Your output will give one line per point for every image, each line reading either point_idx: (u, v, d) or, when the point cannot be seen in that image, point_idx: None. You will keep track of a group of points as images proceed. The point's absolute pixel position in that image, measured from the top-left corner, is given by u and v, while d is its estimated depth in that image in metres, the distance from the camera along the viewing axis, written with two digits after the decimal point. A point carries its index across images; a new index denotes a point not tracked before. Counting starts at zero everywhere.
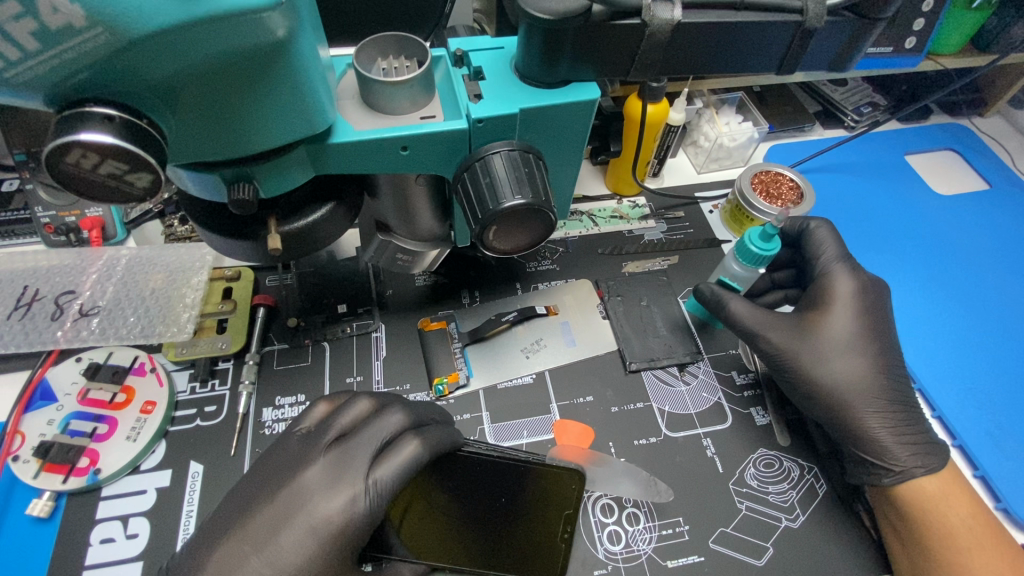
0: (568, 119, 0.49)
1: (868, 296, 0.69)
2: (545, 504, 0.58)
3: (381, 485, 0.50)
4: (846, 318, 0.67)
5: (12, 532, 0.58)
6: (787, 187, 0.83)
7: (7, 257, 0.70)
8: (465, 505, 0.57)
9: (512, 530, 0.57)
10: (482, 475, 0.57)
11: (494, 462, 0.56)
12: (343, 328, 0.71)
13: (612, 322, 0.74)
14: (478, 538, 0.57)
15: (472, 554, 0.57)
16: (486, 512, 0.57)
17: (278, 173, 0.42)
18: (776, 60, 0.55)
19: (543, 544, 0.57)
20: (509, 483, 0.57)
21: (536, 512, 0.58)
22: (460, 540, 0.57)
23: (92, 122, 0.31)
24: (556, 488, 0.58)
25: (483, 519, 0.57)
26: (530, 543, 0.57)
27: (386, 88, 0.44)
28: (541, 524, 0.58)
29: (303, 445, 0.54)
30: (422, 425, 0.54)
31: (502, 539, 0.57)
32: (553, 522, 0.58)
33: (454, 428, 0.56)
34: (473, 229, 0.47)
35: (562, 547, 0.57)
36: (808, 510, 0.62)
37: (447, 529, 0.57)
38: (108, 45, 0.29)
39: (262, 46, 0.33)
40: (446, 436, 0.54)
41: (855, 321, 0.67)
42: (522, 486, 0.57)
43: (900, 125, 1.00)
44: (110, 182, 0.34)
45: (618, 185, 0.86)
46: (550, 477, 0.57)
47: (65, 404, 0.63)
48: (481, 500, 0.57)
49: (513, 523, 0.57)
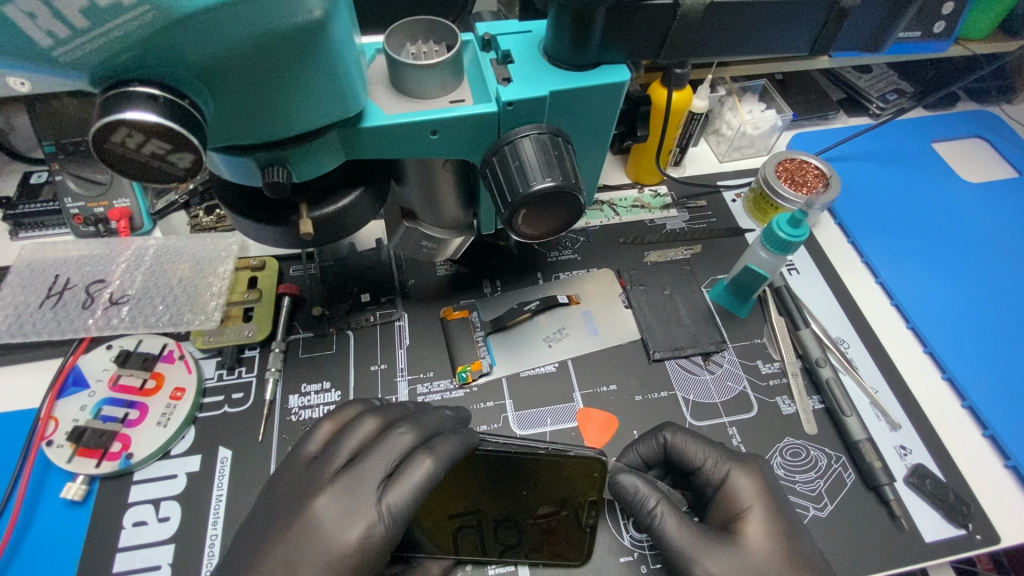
0: (596, 101, 0.48)
1: (777, 502, 0.57)
2: (568, 495, 0.58)
3: (395, 511, 0.50)
4: (771, 532, 0.55)
5: (47, 515, 0.59)
6: (812, 174, 0.82)
7: (38, 247, 0.71)
8: (488, 496, 0.58)
9: (537, 518, 0.57)
10: (498, 471, 0.58)
11: (512, 460, 0.57)
12: (367, 317, 0.72)
13: (635, 311, 0.73)
14: (505, 529, 0.57)
15: (501, 545, 0.57)
16: (509, 502, 0.57)
17: (310, 156, 0.42)
18: (809, 40, 0.55)
19: (566, 533, 0.57)
20: (530, 476, 0.58)
21: (559, 502, 0.58)
22: (486, 532, 0.57)
23: (137, 101, 0.31)
24: (576, 478, 0.58)
25: (504, 510, 0.57)
26: (555, 530, 0.57)
27: (417, 72, 0.44)
28: (566, 512, 0.58)
29: (313, 468, 0.54)
30: (433, 441, 0.54)
31: (527, 527, 0.57)
32: (576, 509, 0.58)
33: (470, 431, 0.56)
34: (502, 214, 0.46)
35: (586, 532, 0.57)
36: (837, 499, 0.62)
37: (472, 520, 0.57)
38: (154, 23, 0.29)
39: (301, 26, 0.33)
40: (460, 445, 0.54)
41: (778, 539, 0.54)
42: (542, 478, 0.58)
43: (925, 112, 0.98)
44: (152, 162, 0.34)
45: (640, 174, 0.85)
46: (573, 468, 0.58)
47: (97, 390, 0.64)
48: (502, 491, 0.58)
49: (537, 513, 0.57)
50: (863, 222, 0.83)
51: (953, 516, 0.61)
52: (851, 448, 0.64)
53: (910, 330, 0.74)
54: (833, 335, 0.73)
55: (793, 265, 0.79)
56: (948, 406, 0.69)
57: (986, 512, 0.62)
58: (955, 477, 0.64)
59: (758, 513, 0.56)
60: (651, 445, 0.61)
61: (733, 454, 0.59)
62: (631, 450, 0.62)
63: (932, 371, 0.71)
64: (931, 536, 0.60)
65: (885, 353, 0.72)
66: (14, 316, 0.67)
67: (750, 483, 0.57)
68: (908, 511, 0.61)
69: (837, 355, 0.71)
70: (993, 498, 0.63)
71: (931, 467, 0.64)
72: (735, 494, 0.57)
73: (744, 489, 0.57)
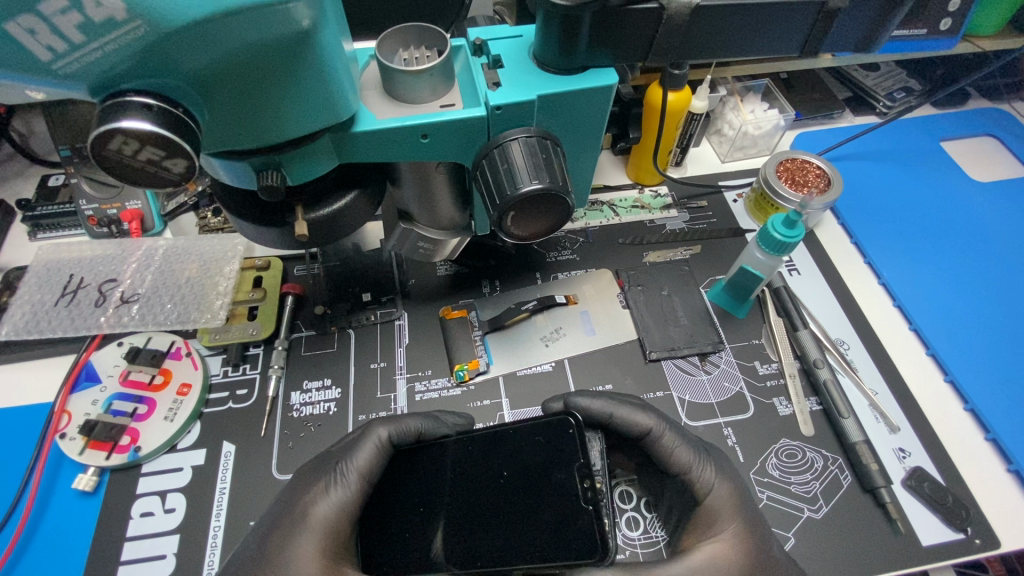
0: (585, 105, 0.49)
1: (749, 507, 0.57)
2: (550, 464, 0.54)
3: (348, 473, 0.56)
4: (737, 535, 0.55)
5: (60, 504, 0.62)
6: (814, 174, 0.81)
7: (54, 247, 0.74)
8: (474, 487, 0.55)
9: (534, 502, 0.53)
10: (478, 459, 0.56)
11: (482, 439, 0.56)
12: (367, 316, 0.73)
13: (633, 312, 0.74)
14: (508, 525, 0.52)
15: (510, 547, 0.51)
16: (498, 492, 0.54)
17: (303, 160, 0.43)
18: (800, 41, 0.55)
19: (571, 517, 0.51)
20: (507, 453, 0.55)
21: (545, 478, 0.53)
22: (488, 533, 0.53)
23: (132, 111, 0.33)
24: (554, 446, 0.54)
25: (500, 501, 0.54)
26: (556, 515, 0.51)
27: (407, 77, 0.45)
28: (558, 487, 0.52)
29: (319, 467, 0.59)
30: (392, 418, 0.61)
31: (529, 516, 0.52)
32: (569, 482, 0.52)
33: (437, 420, 0.63)
34: (492, 216, 0.47)
35: (589, 510, 0.50)
36: (832, 501, 0.61)
37: (471, 515, 0.54)
38: (146, 36, 0.30)
39: (289, 36, 0.34)
40: (416, 424, 0.61)
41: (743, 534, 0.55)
42: (517, 449, 0.55)
43: (934, 110, 0.96)
44: (149, 167, 0.36)
45: (640, 174, 0.86)
46: (544, 437, 0.54)
47: (108, 385, 0.67)
48: (484, 475, 0.55)
49: (531, 493, 0.53)
50: (867, 223, 0.82)
51: (951, 519, 0.60)
52: (848, 450, 0.64)
53: (912, 331, 0.74)
54: (832, 336, 0.73)
55: (793, 265, 0.79)
56: (948, 407, 0.68)
57: (985, 515, 0.61)
58: (954, 480, 0.63)
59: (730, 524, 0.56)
60: (634, 423, 0.59)
61: (701, 452, 0.59)
62: (604, 407, 0.60)
63: (934, 373, 0.71)
64: (927, 540, 0.59)
65: (885, 355, 0.71)
66: (30, 315, 0.69)
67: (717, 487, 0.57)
68: (905, 514, 0.61)
69: (835, 356, 0.70)
70: (994, 502, 0.62)
71: (930, 470, 0.63)
72: (714, 505, 0.57)
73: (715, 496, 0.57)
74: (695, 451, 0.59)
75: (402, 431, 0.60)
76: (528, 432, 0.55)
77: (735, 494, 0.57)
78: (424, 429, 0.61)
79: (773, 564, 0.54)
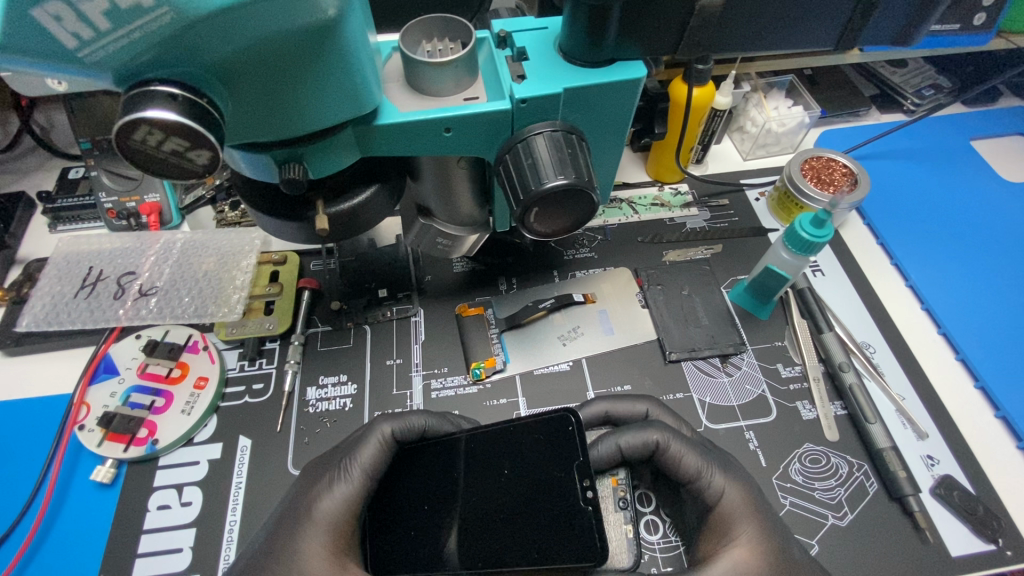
0: (611, 98, 0.48)
1: (764, 511, 0.56)
2: (550, 462, 0.52)
3: (359, 469, 0.56)
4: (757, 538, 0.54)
5: (78, 496, 0.62)
6: (840, 172, 0.79)
7: (74, 240, 0.75)
8: (475, 486, 0.54)
9: (534, 501, 0.52)
10: (478, 458, 0.55)
11: (484, 438, 0.56)
12: (384, 312, 0.73)
13: (652, 312, 0.72)
14: (507, 524, 0.52)
15: (507, 549, 0.50)
16: (497, 490, 0.54)
17: (326, 153, 0.43)
18: (836, 34, 0.54)
19: (568, 519, 0.49)
20: (507, 452, 0.55)
21: (544, 478, 0.52)
22: (488, 532, 0.52)
23: (157, 100, 0.32)
24: (555, 443, 0.52)
25: (499, 499, 0.53)
26: (554, 514, 0.50)
27: (431, 69, 0.44)
28: (558, 486, 0.51)
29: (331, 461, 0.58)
30: (395, 413, 0.60)
31: (528, 516, 0.51)
32: (569, 481, 0.51)
33: (442, 417, 0.62)
34: (515, 212, 0.46)
35: (588, 511, 0.49)
36: (857, 509, 0.60)
37: (471, 514, 0.53)
38: (172, 24, 0.30)
39: (314, 26, 0.33)
40: (421, 420, 0.60)
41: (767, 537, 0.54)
42: (517, 446, 0.54)
43: (963, 108, 0.94)
44: (173, 159, 0.35)
45: (660, 171, 0.84)
46: (545, 436, 0.53)
47: (126, 377, 0.67)
48: (485, 472, 0.55)
49: (530, 491, 0.52)
50: (895, 223, 0.80)
51: (982, 530, 0.58)
52: (874, 456, 0.62)
53: (941, 335, 0.72)
54: (857, 339, 0.71)
55: (817, 266, 0.77)
56: (978, 415, 0.66)
57: (1017, 526, 0.59)
58: (985, 489, 0.61)
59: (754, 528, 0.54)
60: (640, 442, 0.58)
61: (710, 458, 0.57)
62: (612, 442, 0.59)
63: (964, 379, 0.69)
64: (957, 550, 0.58)
65: (913, 359, 0.70)
66: (50, 306, 0.70)
67: (731, 491, 0.56)
68: (934, 524, 0.59)
69: (861, 360, 0.69)
70: None
71: (959, 479, 0.62)
72: (726, 512, 0.55)
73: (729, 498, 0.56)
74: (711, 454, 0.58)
75: (405, 428, 0.59)
76: (527, 429, 0.54)
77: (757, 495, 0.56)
78: (429, 427, 0.61)
79: (795, 565, 0.53)
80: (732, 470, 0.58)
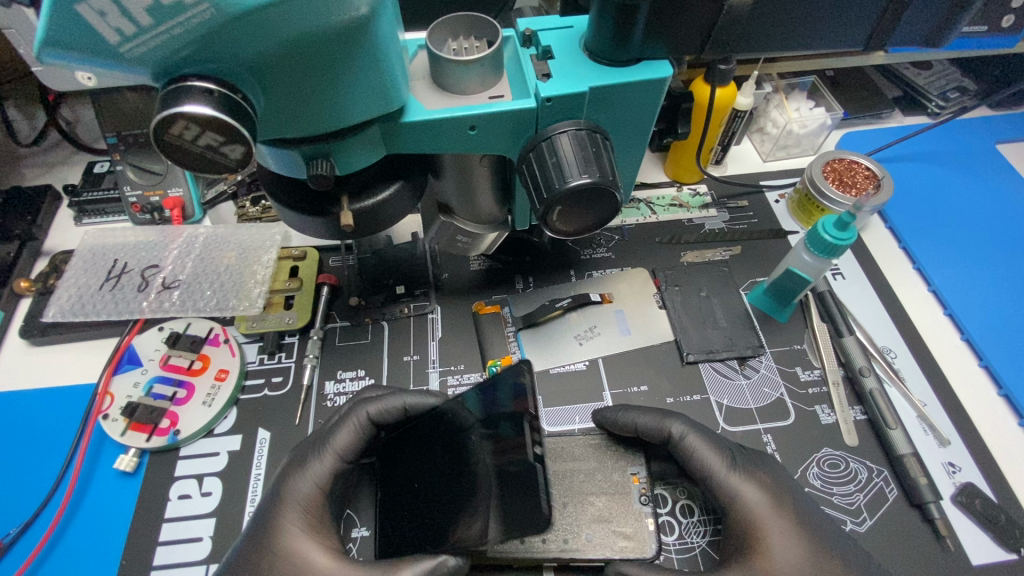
0: (636, 98, 0.48)
1: (796, 513, 0.56)
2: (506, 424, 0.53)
3: (341, 450, 0.59)
4: (795, 539, 0.54)
5: (101, 484, 0.63)
6: (862, 175, 0.78)
7: (100, 233, 0.76)
8: (442, 461, 0.56)
9: (492, 466, 0.53)
10: (443, 433, 0.57)
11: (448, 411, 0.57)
12: (401, 308, 0.73)
13: (670, 313, 0.72)
14: (470, 496, 0.53)
15: (477, 524, 0.52)
16: (459, 463, 0.55)
17: (352, 149, 0.43)
18: (865, 34, 0.54)
19: (522, 482, 0.51)
20: (466, 422, 0.56)
21: (500, 444, 0.53)
22: (456, 508, 0.54)
23: (194, 95, 0.33)
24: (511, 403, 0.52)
25: (463, 471, 0.54)
26: (510, 479, 0.52)
27: (457, 67, 0.45)
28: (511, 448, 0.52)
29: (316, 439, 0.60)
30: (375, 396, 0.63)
31: (491, 488, 0.53)
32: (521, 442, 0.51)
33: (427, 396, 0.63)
34: (537, 209, 0.47)
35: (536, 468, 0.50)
36: (876, 515, 0.59)
37: (440, 491, 0.55)
38: (212, 20, 0.30)
39: (346, 23, 0.34)
40: (399, 401, 0.62)
41: (798, 543, 0.54)
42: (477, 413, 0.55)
43: (989, 112, 0.92)
44: (207, 153, 0.36)
45: (679, 172, 0.84)
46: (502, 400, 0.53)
47: (149, 368, 0.68)
48: (449, 446, 0.56)
49: (487, 459, 0.54)
50: (918, 227, 0.79)
51: (1004, 539, 0.58)
52: (895, 462, 0.61)
53: (964, 342, 0.71)
54: (878, 344, 0.70)
55: (837, 270, 0.76)
56: (1002, 422, 0.65)
57: None
58: (1008, 498, 0.60)
59: (776, 526, 0.55)
60: (658, 428, 0.59)
61: (739, 464, 0.58)
62: (629, 417, 0.61)
63: (987, 386, 0.68)
64: (978, 559, 0.57)
65: (935, 365, 0.69)
66: (76, 297, 0.71)
67: (758, 495, 0.56)
68: (955, 532, 0.58)
69: (882, 365, 0.68)
70: None
71: (981, 487, 0.61)
72: (750, 513, 0.56)
73: (757, 502, 0.56)
74: (729, 452, 0.59)
75: (383, 410, 0.61)
76: (486, 391, 0.54)
77: (774, 498, 0.56)
78: (409, 405, 0.62)
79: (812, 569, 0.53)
80: (760, 472, 0.58)
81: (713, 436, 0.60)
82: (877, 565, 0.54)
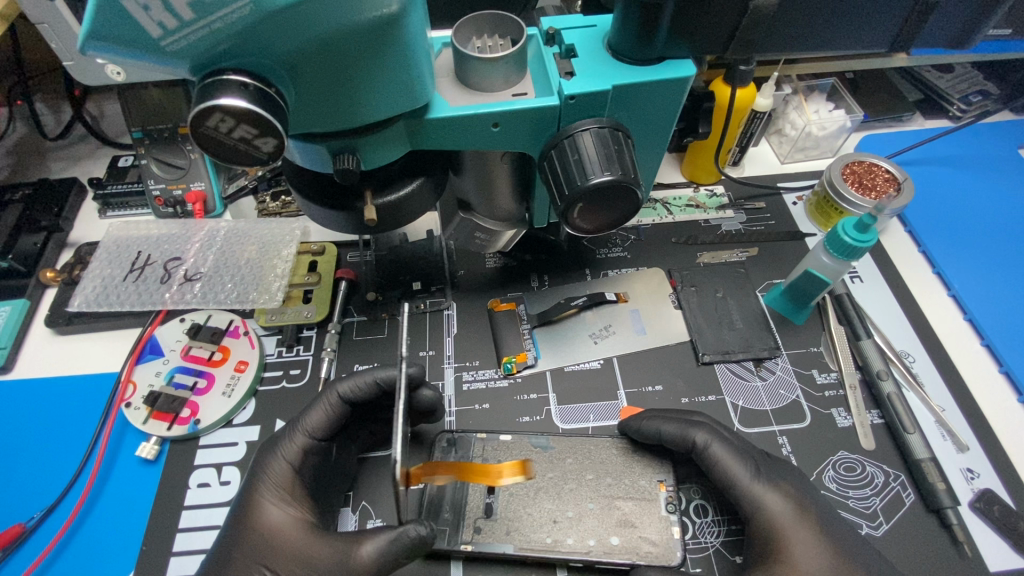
0: (658, 96, 0.48)
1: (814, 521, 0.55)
2: None
3: (313, 428, 0.59)
4: (808, 543, 0.54)
5: (123, 470, 0.64)
6: (882, 178, 0.77)
7: (124, 225, 0.78)
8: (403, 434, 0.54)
9: None
10: None
11: None
12: (417, 304, 0.74)
13: (685, 313, 0.72)
14: None
15: None
16: None
17: (377, 145, 0.44)
18: (890, 36, 0.54)
19: None
20: None
21: None
22: None
23: (230, 88, 0.33)
24: None
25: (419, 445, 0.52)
26: None
27: (482, 64, 0.45)
28: None
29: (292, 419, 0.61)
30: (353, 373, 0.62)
31: None
32: None
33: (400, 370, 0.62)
34: (558, 206, 0.47)
35: None
36: (893, 519, 0.59)
37: None
38: (250, 15, 0.31)
39: (377, 20, 0.34)
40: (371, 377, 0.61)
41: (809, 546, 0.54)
42: None
43: (1011, 116, 0.91)
44: (241, 145, 0.37)
45: (696, 173, 0.84)
46: None
47: (170, 359, 0.69)
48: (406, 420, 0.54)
49: None
50: (937, 231, 0.78)
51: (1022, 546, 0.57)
52: (912, 467, 0.61)
53: (984, 347, 0.70)
54: (896, 348, 0.69)
55: (855, 273, 0.75)
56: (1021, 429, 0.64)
57: None
58: None
59: (795, 533, 0.55)
60: (681, 435, 0.59)
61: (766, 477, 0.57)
62: (653, 425, 0.61)
63: (1006, 392, 0.67)
64: (996, 565, 0.56)
65: (954, 371, 0.68)
66: (101, 288, 0.72)
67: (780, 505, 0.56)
68: (972, 538, 0.58)
69: (900, 369, 0.67)
70: None
71: (1000, 493, 0.60)
72: (772, 522, 0.55)
73: (769, 504, 0.56)
74: (755, 462, 0.59)
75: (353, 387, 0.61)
76: None
77: (788, 499, 0.56)
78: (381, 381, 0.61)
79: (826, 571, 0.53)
80: (784, 483, 0.57)
81: (735, 443, 0.60)
82: (893, 569, 0.54)
